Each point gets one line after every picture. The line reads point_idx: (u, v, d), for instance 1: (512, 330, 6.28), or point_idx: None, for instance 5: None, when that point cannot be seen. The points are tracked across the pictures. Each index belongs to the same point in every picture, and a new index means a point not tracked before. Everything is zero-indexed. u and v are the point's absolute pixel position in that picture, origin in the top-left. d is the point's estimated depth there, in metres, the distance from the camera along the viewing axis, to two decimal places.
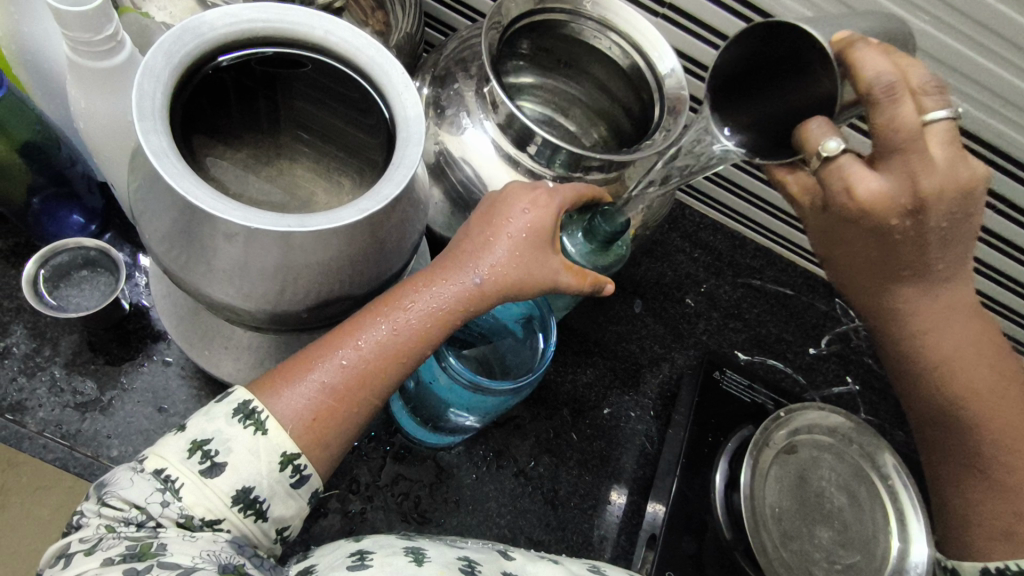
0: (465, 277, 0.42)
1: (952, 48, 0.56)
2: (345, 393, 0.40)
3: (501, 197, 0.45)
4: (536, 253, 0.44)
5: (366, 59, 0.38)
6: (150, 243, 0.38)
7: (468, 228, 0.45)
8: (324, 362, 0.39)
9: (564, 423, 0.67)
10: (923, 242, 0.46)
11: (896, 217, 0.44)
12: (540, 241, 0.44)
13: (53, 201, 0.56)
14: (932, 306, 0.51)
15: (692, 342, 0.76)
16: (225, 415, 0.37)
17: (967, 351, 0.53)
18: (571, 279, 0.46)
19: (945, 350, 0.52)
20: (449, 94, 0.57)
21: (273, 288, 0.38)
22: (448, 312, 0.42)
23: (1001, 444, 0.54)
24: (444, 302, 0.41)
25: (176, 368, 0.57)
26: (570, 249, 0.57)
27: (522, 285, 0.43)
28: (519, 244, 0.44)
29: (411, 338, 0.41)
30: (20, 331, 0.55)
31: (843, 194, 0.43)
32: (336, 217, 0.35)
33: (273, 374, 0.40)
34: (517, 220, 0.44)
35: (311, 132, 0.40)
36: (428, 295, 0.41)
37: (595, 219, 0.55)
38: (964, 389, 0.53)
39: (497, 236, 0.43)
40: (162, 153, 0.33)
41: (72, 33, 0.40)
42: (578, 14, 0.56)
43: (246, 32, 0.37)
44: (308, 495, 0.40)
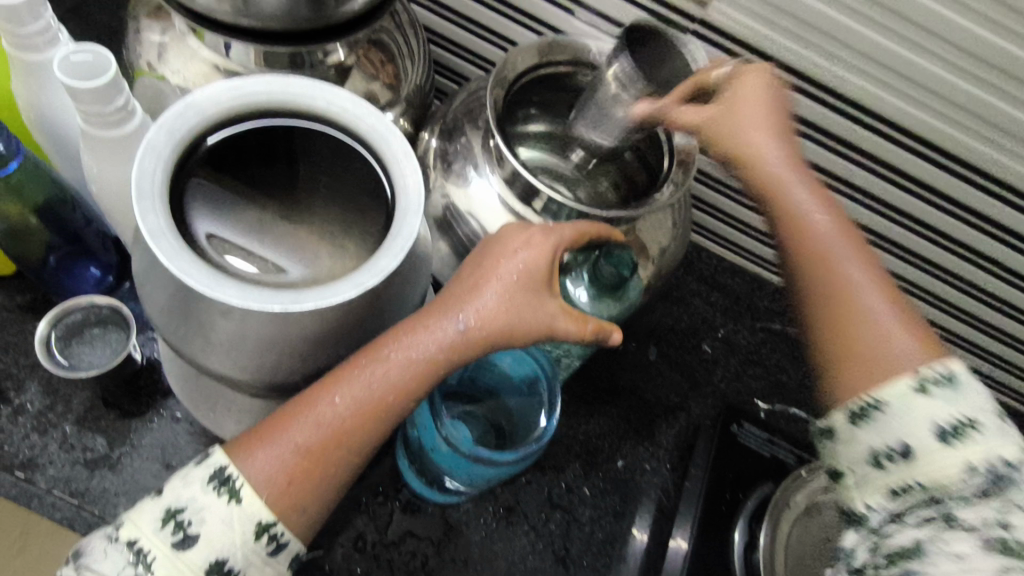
0: (448, 323, 0.40)
1: (980, 97, 0.53)
2: (321, 451, 0.38)
3: (496, 241, 0.44)
4: (528, 298, 0.42)
5: (368, 129, 0.39)
6: (152, 315, 0.39)
7: (460, 273, 0.43)
8: (301, 418, 0.38)
9: (576, 477, 0.65)
10: (784, 130, 0.48)
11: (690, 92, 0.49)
12: (533, 286, 0.42)
13: (69, 259, 0.57)
14: (812, 190, 0.46)
15: (710, 391, 0.73)
16: (201, 481, 0.37)
17: (843, 241, 0.44)
18: (570, 326, 0.43)
19: (822, 235, 0.45)
20: (457, 148, 0.57)
21: (272, 359, 0.37)
22: (431, 363, 0.40)
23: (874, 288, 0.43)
24: (424, 351, 0.39)
25: (184, 424, 0.57)
26: (577, 294, 0.56)
27: (511, 332, 0.41)
28: (510, 288, 0.41)
29: (389, 390, 0.39)
30: (34, 388, 0.56)
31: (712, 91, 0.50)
32: (331, 292, 0.34)
33: (256, 431, 0.39)
34: (507, 263, 0.42)
35: (329, 175, 0.39)
36: (408, 344, 0.39)
37: (601, 262, 0.56)
38: (817, 263, 0.44)
39: (486, 281, 0.42)
40: (160, 234, 0.33)
41: (85, 106, 0.41)
42: (584, 66, 0.56)
43: (249, 104, 0.38)
44: (289, 560, 0.39)
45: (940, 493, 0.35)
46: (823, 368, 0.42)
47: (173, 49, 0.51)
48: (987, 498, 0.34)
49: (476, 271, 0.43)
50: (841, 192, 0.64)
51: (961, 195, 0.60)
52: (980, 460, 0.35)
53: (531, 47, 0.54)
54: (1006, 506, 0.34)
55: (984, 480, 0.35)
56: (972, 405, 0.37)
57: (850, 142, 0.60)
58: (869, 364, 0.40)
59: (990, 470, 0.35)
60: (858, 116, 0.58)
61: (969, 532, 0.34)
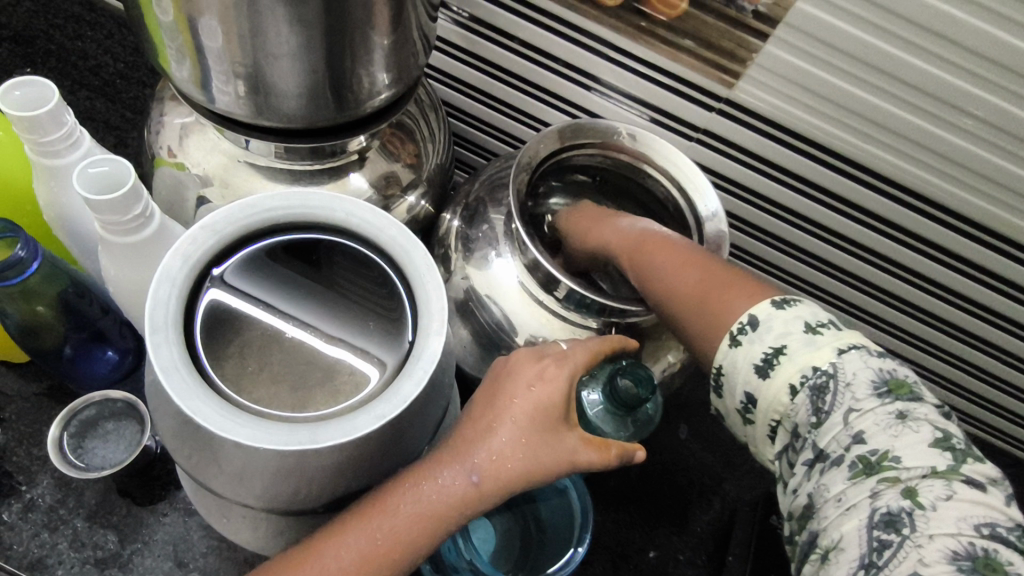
0: (459, 475, 0.37)
1: (1022, 176, 0.52)
2: None
3: (507, 370, 0.41)
4: (546, 437, 0.39)
5: (387, 240, 0.37)
6: (163, 439, 0.37)
7: (471, 410, 0.40)
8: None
9: (605, 572, 0.61)
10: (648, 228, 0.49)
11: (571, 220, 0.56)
12: (549, 423, 0.39)
13: (84, 347, 0.56)
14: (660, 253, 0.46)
15: (746, 471, 0.70)
16: None
17: (695, 268, 0.44)
18: (593, 455, 0.40)
19: (656, 262, 0.46)
20: (478, 232, 0.55)
21: (287, 489, 0.35)
22: (440, 517, 0.37)
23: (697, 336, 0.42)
24: (430, 506, 0.37)
25: (197, 518, 0.55)
26: (590, 410, 0.50)
27: (529, 478, 0.38)
28: (525, 428, 0.39)
29: (393, 547, 0.36)
30: (46, 482, 0.54)
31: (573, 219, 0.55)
32: (351, 426, 0.32)
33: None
34: (521, 399, 0.39)
35: (349, 256, 0.37)
36: (413, 496, 0.37)
37: (617, 380, 0.48)
38: (688, 297, 0.43)
39: (500, 420, 0.39)
40: (173, 369, 0.31)
41: (102, 215, 0.40)
42: (612, 149, 0.54)
43: (269, 220, 0.37)
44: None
45: (793, 426, 0.36)
46: (709, 359, 0.41)
47: (196, 142, 0.51)
48: (826, 415, 0.35)
49: (487, 407, 0.40)
50: (872, 262, 0.63)
51: (998, 266, 0.59)
52: (800, 378, 0.36)
53: (553, 133, 0.53)
54: (840, 413, 0.34)
55: (809, 396, 0.36)
56: (778, 332, 0.37)
57: (884, 216, 0.59)
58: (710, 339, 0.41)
59: (810, 384, 0.36)
60: (891, 191, 0.57)
61: (837, 465, 0.34)
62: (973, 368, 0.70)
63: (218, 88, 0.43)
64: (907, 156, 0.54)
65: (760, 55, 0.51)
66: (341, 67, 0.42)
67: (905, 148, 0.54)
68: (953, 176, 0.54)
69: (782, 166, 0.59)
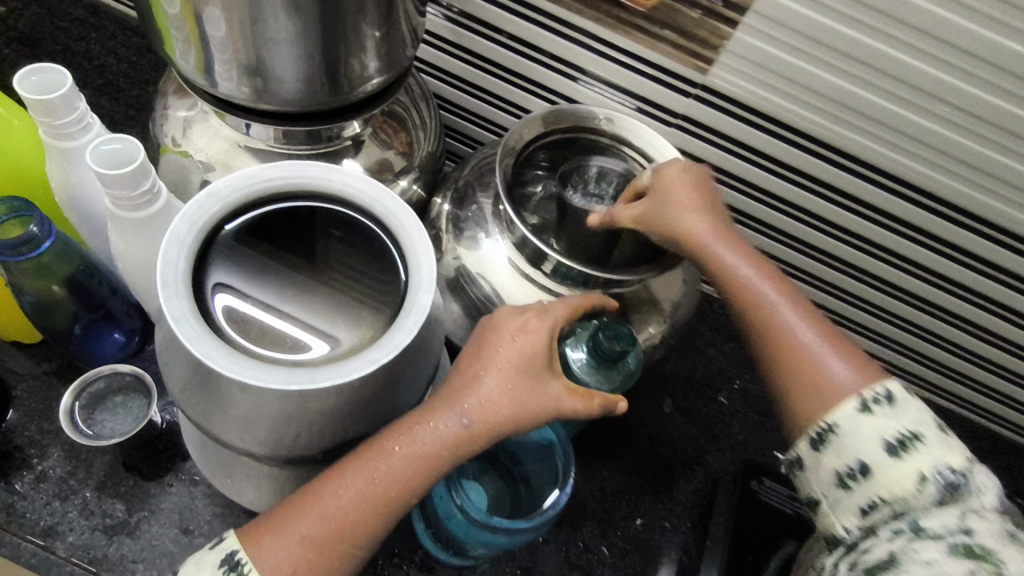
0: (450, 419, 0.41)
1: (978, 152, 0.55)
2: (326, 545, 0.39)
3: (491, 326, 0.45)
4: (532, 384, 0.42)
5: (382, 207, 0.40)
6: (173, 391, 0.40)
7: (461, 361, 0.44)
8: (307, 514, 0.40)
9: (593, 537, 0.64)
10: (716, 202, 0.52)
11: (704, 181, 0.52)
12: (536, 371, 0.43)
13: (93, 326, 0.59)
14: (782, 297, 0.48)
15: (728, 443, 0.73)
16: (213, 564, 0.40)
17: (791, 298, 0.48)
18: (577, 402, 0.44)
19: (761, 294, 0.48)
20: (468, 213, 0.58)
21: (290, 433, 0.38)
22: (433, 457, 0.40)
23: (796, 392, 0.45)
24: (424, 447, 0.40)
25: (201, 488, 0.57)
26: (573, 363, 0.55)
27: (516, 421, 0.42)
28: (511, 375, 0.42)
29: (391, 486, 0.40)
30: (57, 454, 0.57)
31: (675, 174, 0.51)
32: (348, 369, 0.35)
33: (265, 524, 0.41)
34: (505, 349, 0.43)
35: (345, 235, 0.40)
36: (408, 439, 0.40)
37: (597, 333, 0.54)
38: (797, 326, 0.47)
39: (487, 369, 0.42)
40: (183, 318, 0.35)
41: (113, 190, 0.43)
42: (591, 131, 0.58)
43: (268, 189, 0.40)
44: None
45: (903, 510, 0.39)
46: (807, 420, 0.44)
47: (199, 130, 0.54)
48: (942, 509, 0.38)
49: (475, 359, 0.44)
50: (846, 240, 0.66)
51: (961, 239, 0.62)
52: (930, 470, 0.40)
53: (538, 118, 0.57)
54: (959, 512, 0.38)
55: (938, 488, 0.39)
56: (912, 418, 0.42)
57: (854, 194, 0.62)
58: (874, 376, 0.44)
59: (943, 479, 0.39)
60: (858, 169, 0.60)
61: (935, 540, 0.36)
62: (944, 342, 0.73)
63: (222, 73, 0.46)
64: (870, 135, 0.58)
65: (729, 42, 0.55)
66: (337, 52, 0.45)
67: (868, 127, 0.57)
68: (913, 153, 0.57)
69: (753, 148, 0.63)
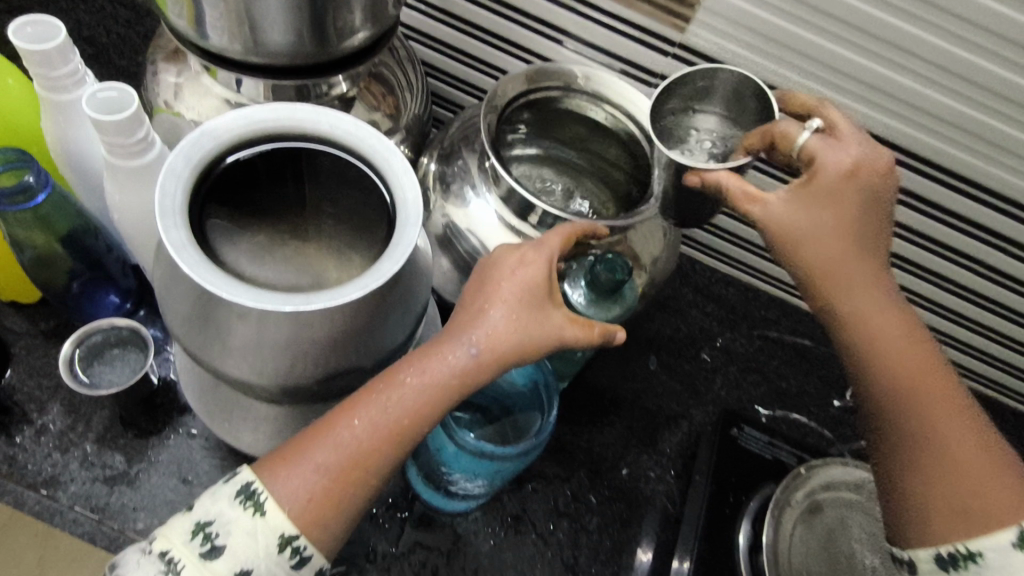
0: (460, 349, 0.44)
1: (950, 106, 0.57)
2: (341, 475, 0.41)
3: (490, 264, 0.47)
4: (533, 314, 0.45)
5: (368, 148, 0.42)
6: (171, 326, 0.42)
7: (464, 301, 0.47)
8: (321, 444, 0.42)
9: (581, 486, 0.66)
10: (874, 207, 0.45)
11: (879, 179, 0.45)
12: (537, 303, 0.45)
13: (90, 285, 0.60)
14: (919, 364, 0.45)
15: (711, 399, 0.75)
16: (228, 497, 0.40)
17: (914, 338, 0.46)
18: (578, 332, 0.46)
19: (891, 350, 0.45)
20: (455, 170, 0.60)
21: (284, 363, 0.40)
22: (445, 385, 0.43)
23: (933, 486, 0.43)
24: (437, 378, 0.43)
25: (199, 440, 0.59)
26: (572, 297, 0.58)
27: (519, 351, 0.45)
28: (516, 307, 0.45)
29: (406, 413, 0.42)
30: (56, 409, 0.58)
31: (839, 161, 0.45)
32: (338, 294, 0.37)
33: (275, 457, 0.42)
34: (508, 284, 0.45)
35: (333, 205, 0.44)
36: (421, 369, 0.43)
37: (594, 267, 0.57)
38: (920, 379, 0.45)
39: (491, 302, 0.45)
40: (181, 246, 0.37)
41: (109, 137, 0.44)
42: (571, 90, 0.60)
43: (261, 131, 0.42)
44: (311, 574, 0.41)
45: None
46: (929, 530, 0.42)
47: (190, 89, 0.55)
48: None
49: (476, 297, 0.47)
50: None
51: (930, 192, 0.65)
52: None
53: (521, 75, 0.58)
54: None
55: None
56: None
57: None
58: (985, 447, 0.44)
59: None
60: None
61: None
62: None
63: (213, 26, 0.47)
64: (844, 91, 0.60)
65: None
66: (324, 4, 0.46)
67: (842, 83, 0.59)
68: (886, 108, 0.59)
69: None
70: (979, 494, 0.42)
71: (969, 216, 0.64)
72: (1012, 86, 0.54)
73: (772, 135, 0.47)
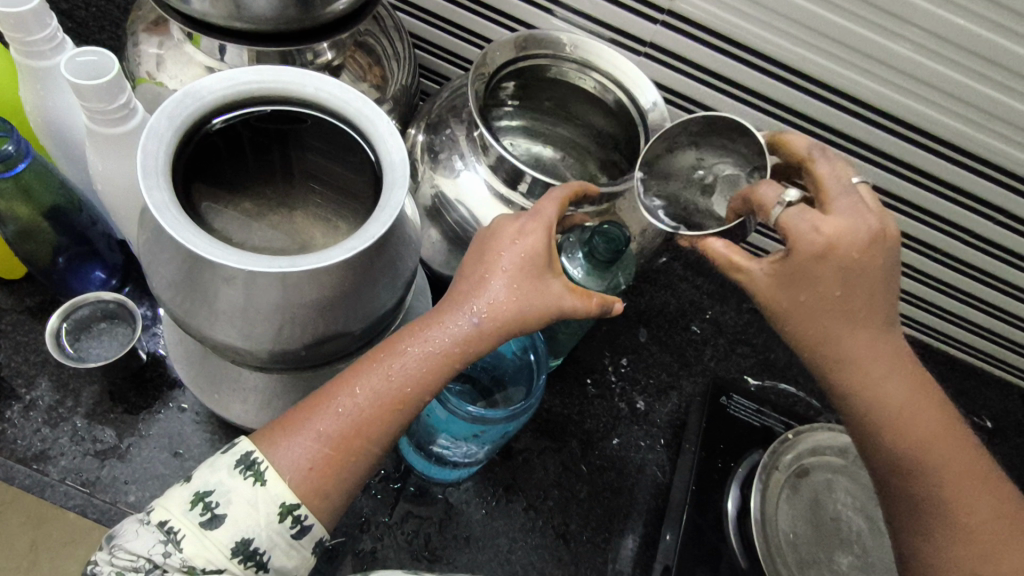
0: (462, 318, 0.44)
1: (937, 71, 0.57)
2: (341, 442, 0.42)
3: (490, 234, 0.47)
4: (533, 284, 0.45)
5: (354, 111, 0.43)
6: (158, 292, 0.42)
7: (464, 270, 0.47)
8: (322, 412, 0.42)
9: (572, 456, 0.67)
10: (869, 268, 0.45)
11: (859, 252, 0.44)
12: (536, 273, 0.46)
13: (76, 259, 0.60)
14: (923, 418, 0.47)
15: (700, 369, 0.76)
16: (228, 466, 0.40)
17: (920, 398, 0.47)
18: (578, 303, 0.47)
19: (902, 407, 0.47)
20: (443, 140, 0.59)
21: (272, 326, 0.40)
22: (445, 355, 0.44)
23: (950, 539, 0.46)
24: (439, 346, 0.44)
25: (190, 414, 0.59)
26: (571, 269, 0.58)
27: (519, 321, 0.45)
28: (516, 277, 0.45)
29: (407, 383, 0.43)
30: (45, 384, 0.58)
31: (811, 235, 0.44)
32: (325, 256, 0.37)
33: (274, 426, 0.42)
34: (509, 254, 0.46)
35: (320, 182, 0.44)
36: (423, 339, 0.44)
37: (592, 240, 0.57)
38: (933, 440, 0.47)
39: (492, 272, 0.45)
40: (164, 207, 0.37)
41: (88, 103, 0.44)
42: (559, 58, 0.59)
43: (244, 93, 0.42)
44: (311, 544, 0.42)
45: None
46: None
47: (172, 57, 0.54)
48: None
49: (477, 266, 0.47)
50: None
51: (919, 160, 0.65)
52: None
53: (509, 42, 0.57)
54: None
55: None
56: None
57: (816, 118, 0.65)
58: (994, 493, 0.47)
59: None
60: (822, 93, 0.63)
61: None
62: (906, 268, 0.77)
63: None
64: (833, 57, 0.60)
65: None
66: None
67: (830, 49, 0.59)
68: (874, 74, 0.59)
69: (719, 74, 0.65)
70: (989, 541, 0.46)
71: (953, 180, 0.65)
72: (1000, 50, 0.54)
73: (747, 203, 0.46)
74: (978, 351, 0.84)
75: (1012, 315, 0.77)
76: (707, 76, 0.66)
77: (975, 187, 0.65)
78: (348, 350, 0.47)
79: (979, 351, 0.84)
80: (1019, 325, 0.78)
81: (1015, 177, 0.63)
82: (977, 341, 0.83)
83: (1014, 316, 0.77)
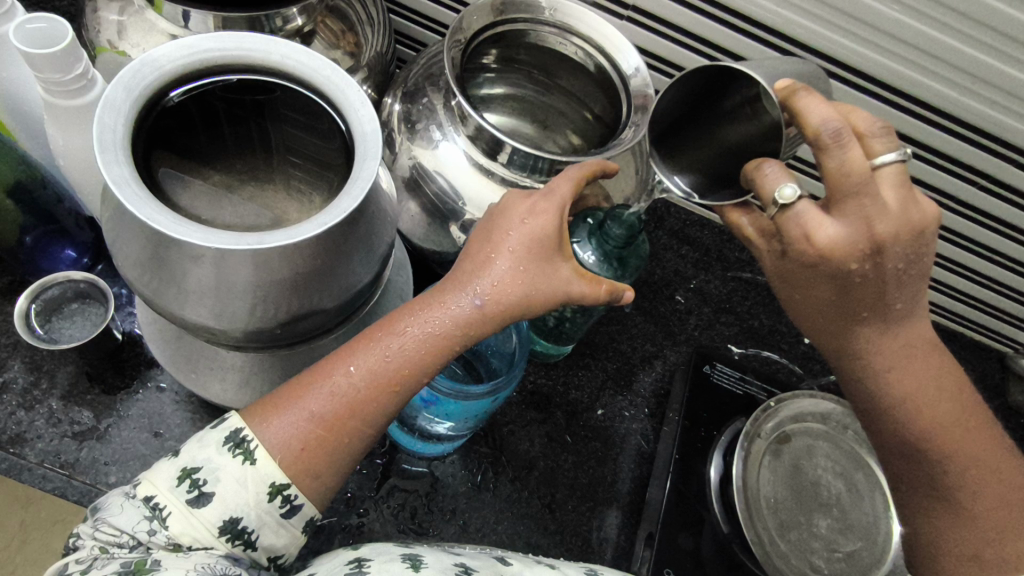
0: (465, 299, 0.44)
1: (926, 34, 0.58)
2: (333, 423, 0.41)
3: (499, 213, 0.47)
4: (540, 266, 0.45)
5: (323, 79, 0.41)
6: (126, 270, 0.41)
7: (469, 249, 0.46)
8: (313, 393, 0.41)
9: (557, 426, 0.67)
10: (884, 275, 0.46)
11: (857, 261, 0.45)
12: (543, 255, 0.45)
13: (45, 238, 0.58)
14: (933, 392, 0.50)
15: (684, 339, 0.76)
16: (217, 443, 0.39)
17: (934, 371, 0.50)
18: (583, 287, 0.47)
19: (912, 385, 0.49)
20: (420, 109, 0.57)
21: (244, 306, 0.40)
22: (446, 336, 0.43)
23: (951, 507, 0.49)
24: (439, 327, 0.43)
25: (170, 393, 0.58)
26: (584, 255, 0.60)
27: (524, 301, 0.45)
28: (523, 259, 0.45)
29: (405, 363, 0.42)
30: (17, 366, 0.57)
31: (802, 241, 0.46)
32: (295, 231, 0.36)
33: (264, 404, 0.42)
34: (516, 234, 0.45)
35: (292, 154, 0.43)
36: (424, 319, 0.43)
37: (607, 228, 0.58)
38: (932, 401, 0.49)
39: (498, 253, 0.45)
40: (123, 182, 0.35)
41: (43, 74, 0.41)
42: (537, 22, 0.57)
43: (205, 61, 0.40)
44: (301, 523, 0.41)
45: None
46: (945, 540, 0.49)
47: (133, 23, 0.51)
48: None
49: (483, 245, 0.46)
50: None
51: (904, 124, 0.66)
52: None
53: (485, 6, 0.55)
54: None
55: None
56: None
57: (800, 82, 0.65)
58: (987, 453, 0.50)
59: None
60: (806, 55, 0.63)
61: None
62: None
63: None
64: (819, 19, 0.60)
65: None
66: None
67: (815, 11, 0.60)
68: (861, 36, 0.60)
69: (703, 37, 0.65)
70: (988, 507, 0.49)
71: (935, 144, 0.67)
72: (982, 8, 0.55)
73: (748, 187, 0.46)
74: (955, 313, 0.86)
75: (990, 279, 0.79)
76: (689, 39, 0.66)
77: (957, 151, 0.67)
78: (325, 326, 0.46)
79: (956, 314, 0.86)
80: (998, 289, 0.80)
81: (998, 140, 0.64)
82: (956, 306, 0.85)
83: (992, 279, 0.80)
